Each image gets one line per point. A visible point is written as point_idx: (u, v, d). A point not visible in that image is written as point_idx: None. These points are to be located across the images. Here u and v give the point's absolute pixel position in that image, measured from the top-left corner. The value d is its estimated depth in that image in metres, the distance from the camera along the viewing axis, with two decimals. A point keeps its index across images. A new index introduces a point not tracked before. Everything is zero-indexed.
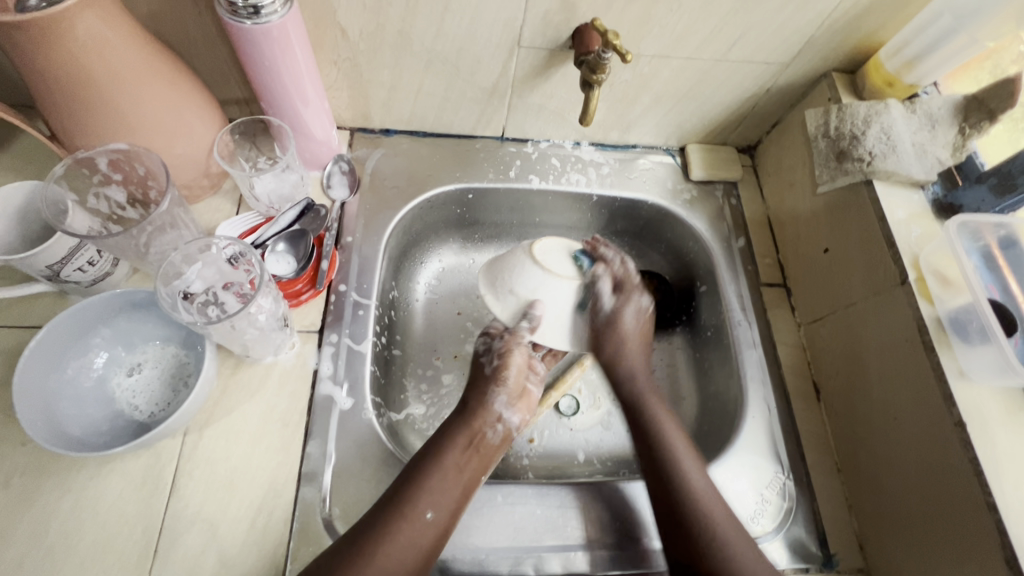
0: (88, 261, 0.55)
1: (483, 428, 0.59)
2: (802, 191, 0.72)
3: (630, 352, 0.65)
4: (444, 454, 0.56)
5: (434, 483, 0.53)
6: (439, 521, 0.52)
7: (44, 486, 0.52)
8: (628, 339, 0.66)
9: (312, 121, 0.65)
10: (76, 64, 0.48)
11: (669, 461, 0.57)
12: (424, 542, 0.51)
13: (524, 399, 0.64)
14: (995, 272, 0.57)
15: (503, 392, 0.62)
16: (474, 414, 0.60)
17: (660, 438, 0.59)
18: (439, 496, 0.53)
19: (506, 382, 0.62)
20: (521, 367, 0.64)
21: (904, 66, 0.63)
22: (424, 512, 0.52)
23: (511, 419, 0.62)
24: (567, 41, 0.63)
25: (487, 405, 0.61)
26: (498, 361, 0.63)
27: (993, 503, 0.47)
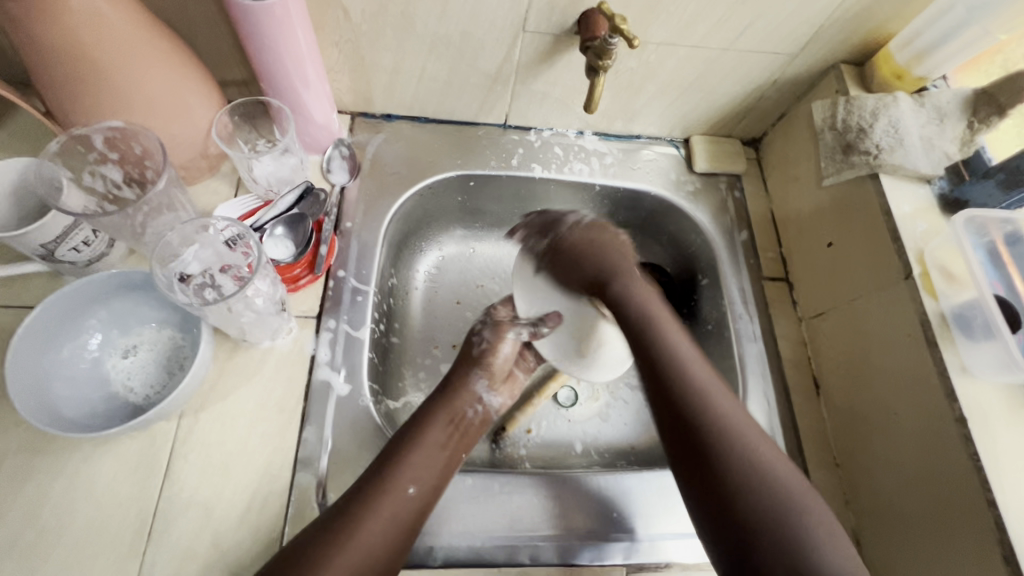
0: (83, 241, 0.54)
1: (464, 407, 0.60)
2: (807, 183, 0.71)
3: (612, 251, 0.61)
4: (427, 431, 0.55)
5: (416, 458, 0.53)
6: (423, 496, 0.52)
7: (37, 467, 0.51)
8: (597, 244, 0.62)
9: (313, 104, 0.64)
10: (72, 39, 0.47)
11: (654, 338, 0.55)
12: (405, 516, 0.50)
13: (505, 383, 0.65)
14: (1000, 268, 0.56)
15: (485, 374, 0.63)
16: (457, 391, 0.60)
17: (639, 316, 0.57)
18: (421, 471, 0.52)
19: (491, 367, 0.64)
20: (508, 356, 0.65)
21: (914, 58, 0.62)
22: (406, 487, 0.51)
23: (490, 402, 0.63)
24: (574, 26, 0.62)
25: (470, 385, 0.62)
26: (486, 344, 0.64)
27: (993, 500, 0.47)
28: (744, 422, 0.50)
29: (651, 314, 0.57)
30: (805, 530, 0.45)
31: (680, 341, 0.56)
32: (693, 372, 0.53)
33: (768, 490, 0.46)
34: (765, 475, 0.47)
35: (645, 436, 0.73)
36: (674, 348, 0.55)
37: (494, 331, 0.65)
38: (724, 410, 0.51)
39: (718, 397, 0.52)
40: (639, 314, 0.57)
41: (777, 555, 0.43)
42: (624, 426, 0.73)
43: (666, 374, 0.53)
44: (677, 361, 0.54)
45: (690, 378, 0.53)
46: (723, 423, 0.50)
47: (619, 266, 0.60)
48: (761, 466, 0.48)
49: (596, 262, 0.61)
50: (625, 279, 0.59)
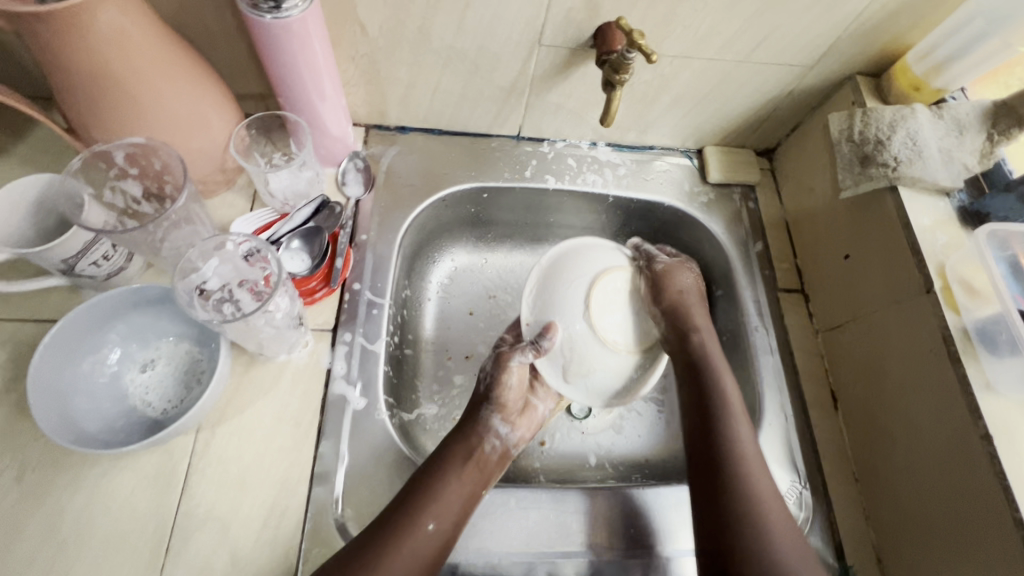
0: (103, 256, 0.55)
1: (480, 443, 0.58)
2: (823, 195, 0.71)
3: (687, 303, 0.63)
4: (448, 468, 0.54)
5: (438, 496, 0.52)
6: (441, 533, 0.51)
7: (56, 481, 0.52)
8: (688, 294, 0.64)
9: (328, 116, 0.64)
10: (96, 56, 0.48)
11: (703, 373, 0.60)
12: (425, 553, 0.49)
13: (523, 416, 0.62)
14: (1022, 282, 0.56)
15: (498, 409, 0.60)
16: (472, 427, 0.59)
17: (701, 356, 0.60)
18: (442, 509, 0.51)
19: (501, 400, 0.61)
20: (517, 386, 0.62)
21: (933, 70, 0.61)
22: (425, 524, 0.50)
23: (507, 436, 0.60)
24: (590, 40, 0.62)
25: (485, 420, 0.59)
26: (489, 377, 0.62)
27: (1020, 519, 0.46)
28: (755, 456, 0.55)
29: (710, 357, 0.61)
30: (777, 555, 0.49)
31: (727, 380, 0.60)
32: (729, 409, 0.57)
33: (765, 516, 0.51)
34: (764, 505, 0.52)
35: (659, 449, 0.72)
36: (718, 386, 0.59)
37: (496, 362, 0.62)
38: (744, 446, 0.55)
39: (742, 432, 0.56)
40: (704, 355, 0.61)
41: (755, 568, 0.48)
42: (638, 438, 0.73)
43: (709, 412, 0.58)
44: (718, 397, 0.58)
45: (730, 413, 0.57)
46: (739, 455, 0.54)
47: (693, 312, 0.62)
48: (758, 493, 0.52)
49: (674, 301, 0.61)
50: (702, 333, 0.62)
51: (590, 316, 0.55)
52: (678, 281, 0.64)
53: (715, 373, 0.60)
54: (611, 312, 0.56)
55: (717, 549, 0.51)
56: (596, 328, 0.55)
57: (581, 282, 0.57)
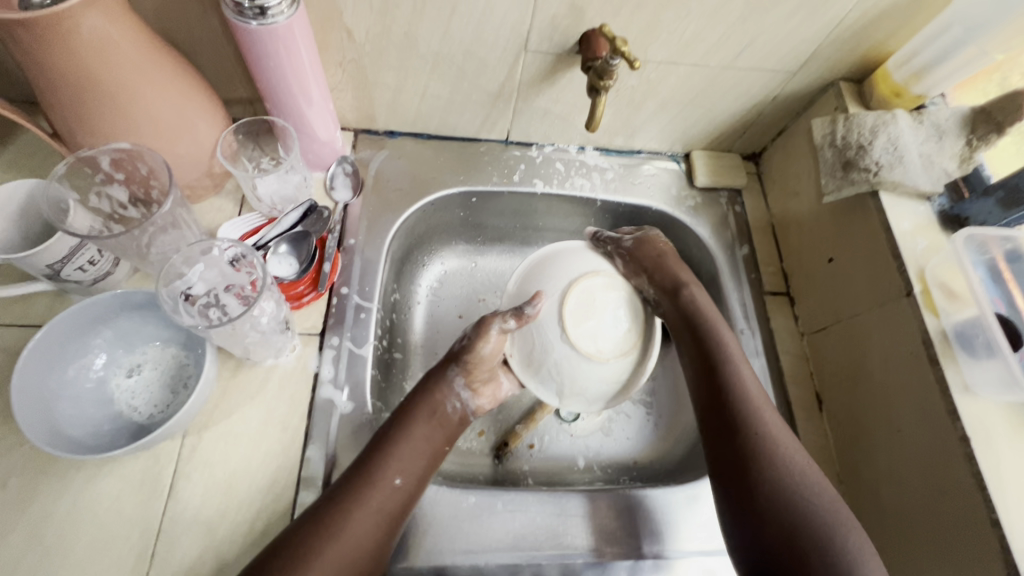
0: (89, 261, 0.55)
1: (444, 403, 0.58)
2: (807, 198, 0.71)
3: (671, 267, 0.64)
4: (414, 424, 0.55)
5: (403, 451, 0.53)
6: (408, 487, 0.52)
7: (41, 487, 0.52)
8: (670, 257, 0.65)
9: (316, 121, 0.65)
10: (80, 62, 0.48)
11: (705, 329, 0.61)
12: (392, 507, 0.51)
13: (485, 385, 0.62)
14: (1000, 285, 0.57)
15: (463, 373, 0.59)
16: (435, 387, 0.59)
17: (698, 312, 0.62)
18: (408, 464, 0.53)
19: (470, 366, 0.59)
20: (496, 355, 0.59)
21: (912, 77, 0.63)
22: (392, 479, 0.51)
23: (468, 401, 0.61)
24: (575, 46, 0.62)
25: (447, 381, 0.59)
26: (466, 340, 0.59)
27: (996, 519, 0.47)
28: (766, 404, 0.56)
29: (703, 312, 0.62)
30: (806, 497, 0.50)
31: (726, 333, 0.61)
32: (732, 358, 0.59)
33: (795, 469, 0.51)
34: (786, 456, 0.52)
35: (647, 451, 0.73)
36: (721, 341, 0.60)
37: (478, 329, 0.58)
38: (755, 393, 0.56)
39: (748, 378, 0.58)
40: (699, 313, 0.62)
41: (783, 515, 0.49)
42: (627, 440, 0.73)
43: (710, 364, 0.59)
44: (720, 348, 0.60)
45: (733, 367, 0.58)
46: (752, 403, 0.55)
47: (681, 274, 0.64)
48: (775, 439, 0.53)
49: (656, 266, 0.64)
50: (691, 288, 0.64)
51: (565, 329, 0.56)
52: (659, 248, 0.66)
53: (713, 326, 0.61)
54: (592, 318, 0.56)
55: (737, 486, 0.52)
56: (573, 340, 0.55)
57: (550, 300, 0.57)
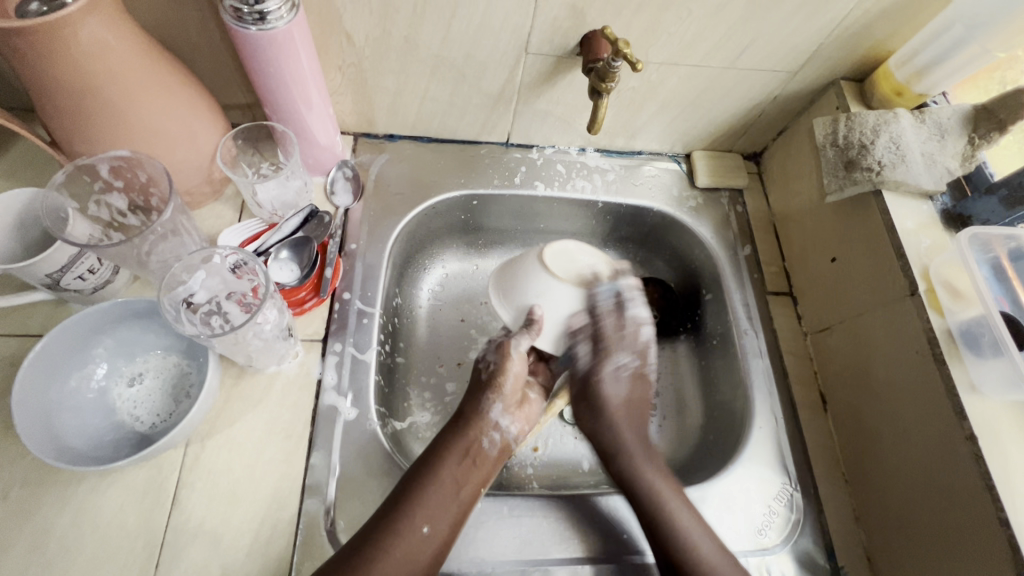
0: (88, 269, 0.54)
1: (477, 440, 0.58)
2: (809, 198, 0.71)
3: (618, 424, 0.61)
4: (442, 468, 0.55)
5: (430, 499, 0.53)
6: (437, 535, 0.52)
7: (43, 498, 0.51)
8: (616, 411, 0.62)
9: (316, 126, 0.64)
10: (80, 71, 0.47)
11: (650, 502, 0.56)
12: (421, 557, 0.50)
13: (521, 407, 0.62)
14: (1004, 283, 0.57)
15: (498, 399, 0.61)
16: (469, 423, 0.59)
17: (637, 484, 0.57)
18: (435, 511, 0.52)
19: (502, 390, 0.61)
20: (519, 374, 0.62)
21: (914, 75, 0.62)
22: (418, 527, 0.51)
23: (507, 429, 0.60)
24: (576, 48, 0.62)
25: (483, 412, 0.59)
26: (493, 366, 0.62)
27: (1005, 519, 0.47)
28: (718, 554, 0.53)
29: (640, 474, 0.58)
30: None
31: (658, 478, 0.57)
32: (666, 504, 0.55)
33: None
34: None
35: None
36: (668, 510, 0.55)
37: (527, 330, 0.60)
38: (700, 545, 0.53)
39: (690, 526, 0.54)
40: (638, 481, 0.57)
41: None
42: None
43: (645, 516, 0.55)
44: (655, 500, 0.56)
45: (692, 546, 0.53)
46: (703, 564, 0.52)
47: (622, 428, 0.61)
48: None
49: (594, 426, 0.62)
50: (628, 445, 0.60)
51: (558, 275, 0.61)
52: (607, 396, 0.62)
53: (648, 480, 0.57)
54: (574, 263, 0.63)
55: None
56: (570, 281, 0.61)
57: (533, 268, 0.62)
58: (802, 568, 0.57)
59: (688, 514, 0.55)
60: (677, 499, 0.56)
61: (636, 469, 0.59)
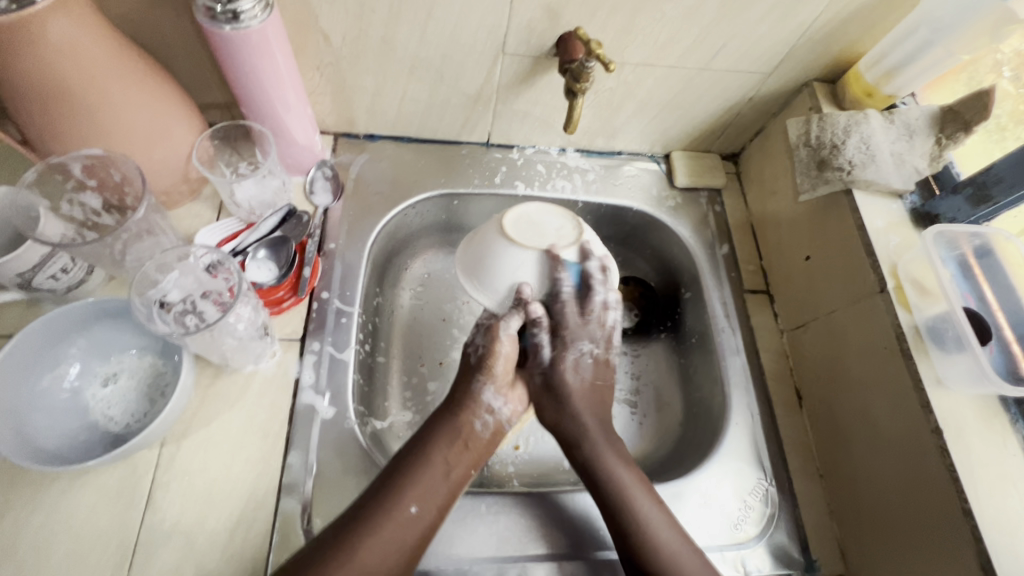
0: (61, 269, 0.54)
1: (469, 419, 0.57)
2: (784, 198, 0.72)
3: (580, 415, 0.60)
4: (433, 450, 0.55)
5: (422, 478, 0.53)
6: (425, 516, 0.51)
7: (14, 500, 0.51)
8: (581, 393, 0.61)
9: (295, 126, 0.64)
10: (51, 71, 0.47)
11: (618, 493, 0.55)
12: (408, 538, 0.50)
13: (514, 389, 0.61)
14: (971, 280, 0.58)
15: (490, 381, 0.59)
16: (461, 406, 0.58)
17: (606, 473, 0.56)
18: (426, 494, 0.52)
19: (493, 373, 0.59)
20: (511, 355, 0.60)
21: (883, 76, 0.64)
22: (408, 507, 0.51)
23: (500, 411, 0.60)
24: (552, 49, 0.63)
25: (476, 396, 0.58)
26: (483, 349, 0.60)
27: (968, 508, 0.48)
28: (682, 548, 0.52)
29: (603, 458, 0.57)
30: None
31: (624, 470, 0.56)
32: (630, 495, 0.55)
33: None
34: None
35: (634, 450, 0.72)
36: (634, 502, 0.54)
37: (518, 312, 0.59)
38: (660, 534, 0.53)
39: (659, 524, 0.53)
40: (602, 468, 0.56)
41: None
42: None
43: (609, 509, 0.54)
44: (614, 488, 0.55)
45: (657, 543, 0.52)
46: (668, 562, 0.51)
47: (582, 413, 0.60)
48: None
49: (556, 416, 0.60)
50: (592, 435, 0.59)
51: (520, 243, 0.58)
52: (567, 382, 0.61)
53: (608, 466, 0.57)
54: (540, 229, 0.60)
55: None
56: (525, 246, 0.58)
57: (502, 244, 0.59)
58: (776, 562, 0.58)
59: (655, 511, 0.54)
60: (641, 490, 0.55)
61: (603, 455, 0.57)
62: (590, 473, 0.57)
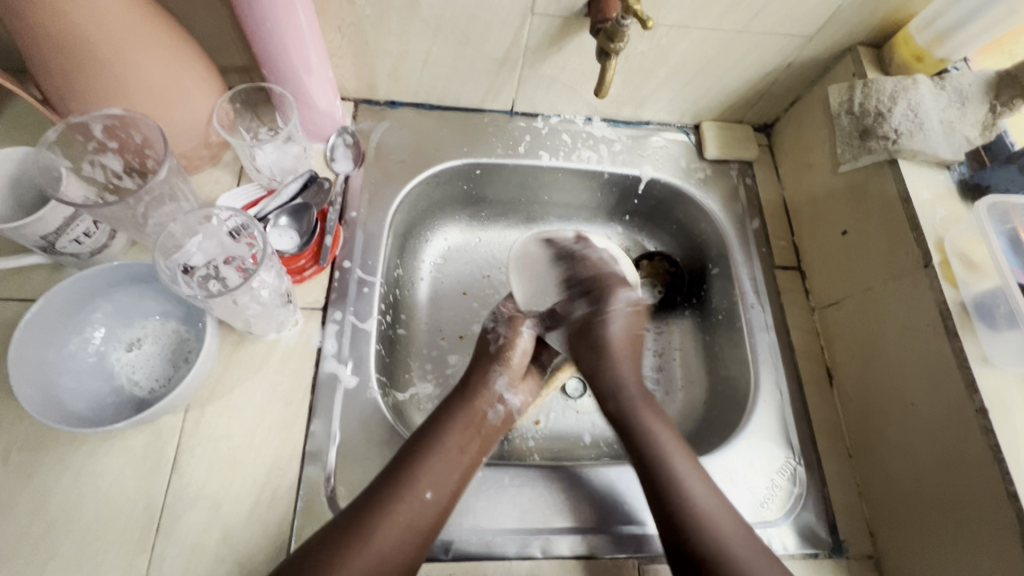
0: (84, 232, 0.53)
1: (484, 407, 0.58)
2: (821, 170, 0.69)
3: (615, 350, 0.62)
4: (446, 435, 0.54)
5: (435, 464, 0.52)
6: (439, 501, 0.51)
7: (43, 461, 0.51)
8: (614, 346, 0.62)
9: (316, 90, 0.63)
10: (67, 24, 0.46)
11: (659, 460, 0.55)
12: (424, 523, 0.50)
13: (524, 380, 0.63)
14: (1022, 255, 0.55)
15: (504, 371, 0.61)
16: (476, 392, 0.59)
17: (648, 438, 0.57)
18: (438, 478, 0.52)
19: (509, 363, 0.62)
20: (528, 348, 0.64)
21: (935, 39, 0.60)
22: (423, 491, 0.50)
23: (512, 402, 0.61)
24: (584, 8, 0.60)
25: (489, 384, 0.60)
26: (503, 340, 0.63)
27: (1013, 492, 0.46)
28: (717, 509, 0.52)
29: (650, 427, 0.57)
30: None
31: (663, 432, 0.57)
32: (665, 449, 0.55)
33: None
34: None
35: None
36: (677, 472, 0.54)
37: (598, 296, 0.64)
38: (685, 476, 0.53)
39: (694, 487, 0.53)
40: (653, 443, 0.56)
41: None
42: None
43: (649, 475, 0.54)
44: (649, 440, 0.56)
45: (709, 528, 0.51)
46: (697, 510, 0.52)
47: (638, 405, 0.60)
48: (742, 569, 0.49)
49: (594, 367, 0.62)
50: (629, 389, 0.60)
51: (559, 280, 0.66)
52: (610, 333, 0.63)
53: (648, 427, 0.57)
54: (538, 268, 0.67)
55: None
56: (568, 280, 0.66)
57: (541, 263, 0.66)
58: (803, 541, 0.57)
59: (697, 478, 0.53)
60: (679, 451, 0.55)
61: (645, 422, 0.58)
62: (640, 453, 0.56)
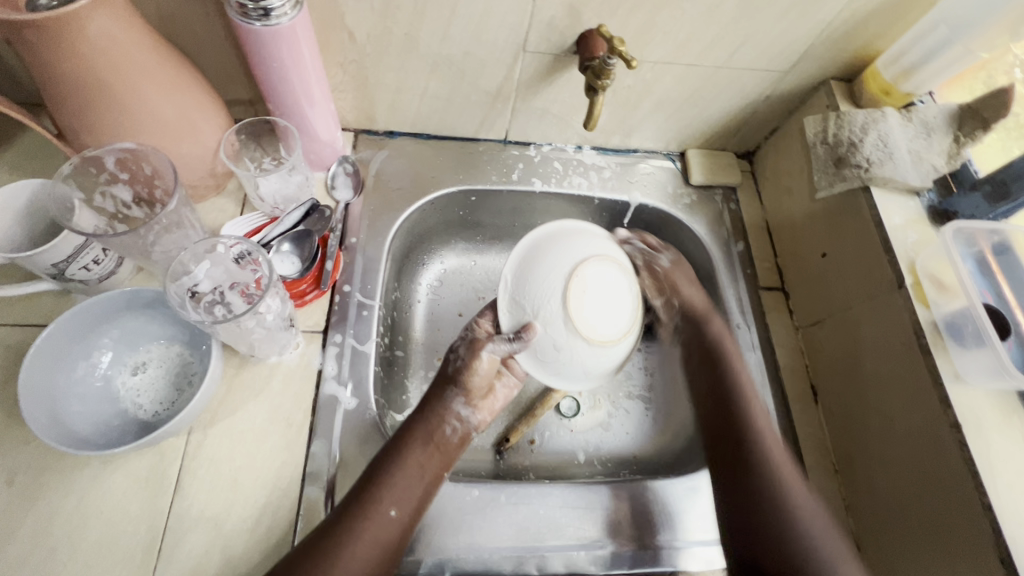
0: (93, 260, 0.55)
1: (442, 426, 0.58)
2: (800, 196, 0.73)
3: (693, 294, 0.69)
4: (408, 453, 0.54)
5: (398, 482, 0.53)
6: (404, 517, 0.52)
7: (46, 484, 0.52)
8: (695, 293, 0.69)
9: (318, 123, 0.66)
10: (88, 66, 0.49)
11: (743, 402, 0.63)
12: (389, 539, 0.51)
13: (485, 399, 0.62)
14: (989, 277, 0.58)
15: (462, 392, 0.60)
16: (433, 409, 0.59)
17: (734, 378, 0.65)
18: (404, 495, 0.52)
19: (468, 386, 0.60)
20: (489, 371, 0.61)
21: (901, 74, 0.64)
22: (387, 510, 0.51)
23: (469, 419, 0.61)
24: (573, 46, 0.63)
25: (446, 403, 0.59)
26: (462, 363, 0.60)
27: (988, 504, 0.48)
28: (778, 447, 0.60)
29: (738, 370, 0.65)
30: (802, 528, 0.56)
31: (745, 371, 0.66)
32: (748, 393, 0.64)
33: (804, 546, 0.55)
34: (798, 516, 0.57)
35: (648, 445, 0.74)
36: (756, 417, 0.62)
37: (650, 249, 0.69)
38: (764, 429, 0.61)
39: (765, 425, 0.62)
40: (738, 389, 0.64)
41: (782, 540, 0.56)
42: (626, 435, 0.74)
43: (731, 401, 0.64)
44: (734, 377, 0.65)
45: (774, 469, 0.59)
46: (766, 441, 0.60)
47: (724, 340, 0.67)
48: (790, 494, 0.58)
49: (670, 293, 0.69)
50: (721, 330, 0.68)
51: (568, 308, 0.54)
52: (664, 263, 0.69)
53: (732, 361, 0.66)
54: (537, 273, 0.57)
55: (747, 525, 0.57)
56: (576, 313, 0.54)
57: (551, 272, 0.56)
58: None
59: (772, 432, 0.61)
60: (757, 394, 0.64)
61: (730, 356, 0.66)
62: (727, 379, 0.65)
